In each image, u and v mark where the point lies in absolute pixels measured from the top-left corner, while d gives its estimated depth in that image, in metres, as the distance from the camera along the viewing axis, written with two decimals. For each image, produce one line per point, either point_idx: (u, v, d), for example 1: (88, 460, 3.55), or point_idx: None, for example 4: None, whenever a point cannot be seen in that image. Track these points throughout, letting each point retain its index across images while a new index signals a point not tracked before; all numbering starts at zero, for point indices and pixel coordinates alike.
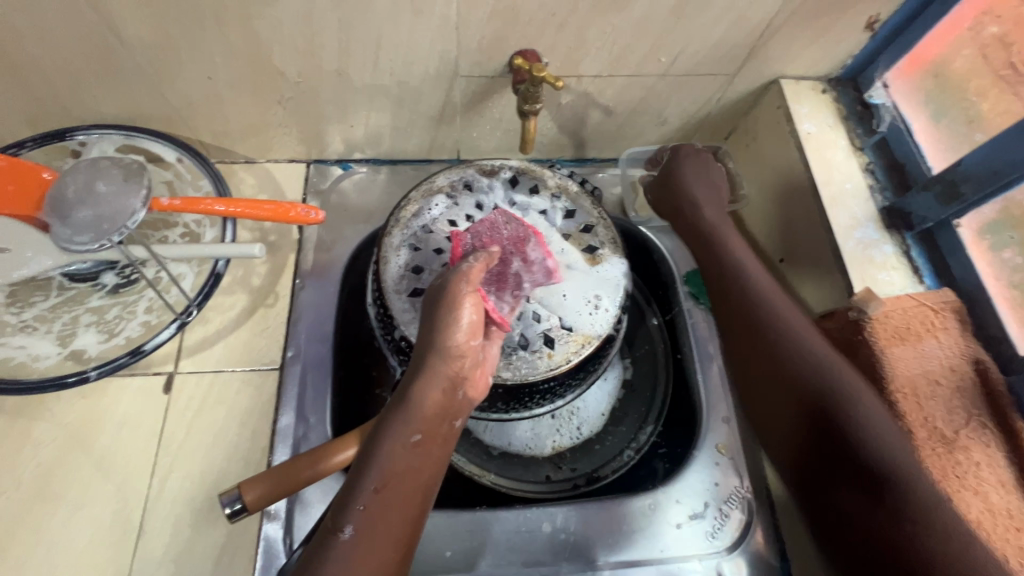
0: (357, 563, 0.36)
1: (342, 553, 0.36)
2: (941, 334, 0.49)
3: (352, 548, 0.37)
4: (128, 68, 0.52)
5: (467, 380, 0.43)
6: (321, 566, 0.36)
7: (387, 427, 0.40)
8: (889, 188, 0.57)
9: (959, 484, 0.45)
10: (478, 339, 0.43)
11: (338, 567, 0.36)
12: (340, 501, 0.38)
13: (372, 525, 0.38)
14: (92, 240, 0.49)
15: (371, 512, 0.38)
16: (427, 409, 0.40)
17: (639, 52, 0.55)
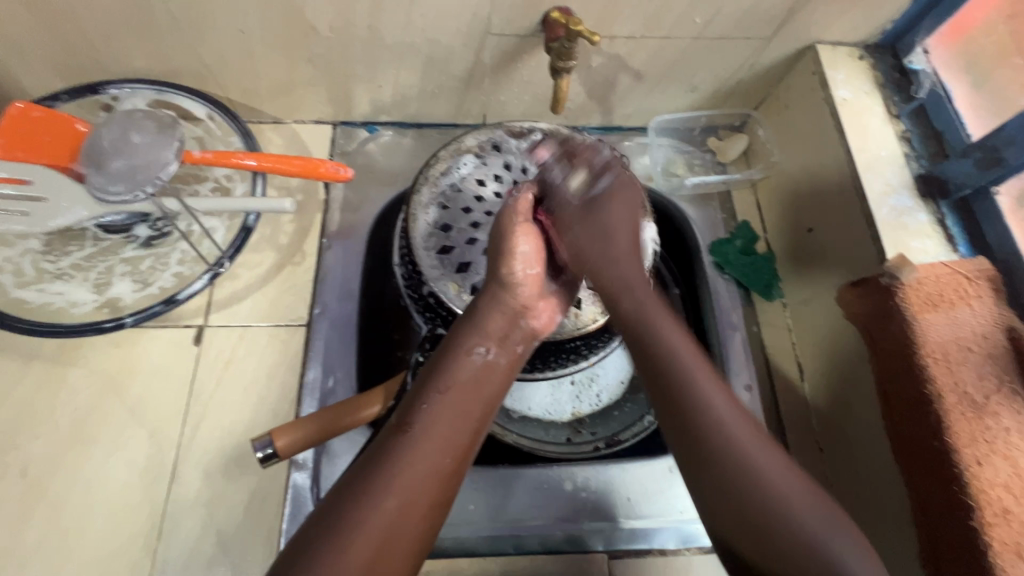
0: (415, 455, 0.38)
1: (406, 448, 0.39)
2: (973, 301, 0.48)
3: (423, 432, 0.40)
4: (163, 19, 0.52)
5: (534, 310, 0.47)
6: (387, 454, 0.38)
7: (454, 343, 0.44)
8: (925, 156, 0.55)
9: (987, 448, 0.43)
10: (536, 269, 0.47)
11: (401, 456, 0.38)
12: (409, 400, 0.42)
13: (437, 419, 0.40)
14: (126, 190, 0.50)
15: (434, 412, 0.41)
16: (489, 328, 0.45)
17: (674, 11, 0.54)
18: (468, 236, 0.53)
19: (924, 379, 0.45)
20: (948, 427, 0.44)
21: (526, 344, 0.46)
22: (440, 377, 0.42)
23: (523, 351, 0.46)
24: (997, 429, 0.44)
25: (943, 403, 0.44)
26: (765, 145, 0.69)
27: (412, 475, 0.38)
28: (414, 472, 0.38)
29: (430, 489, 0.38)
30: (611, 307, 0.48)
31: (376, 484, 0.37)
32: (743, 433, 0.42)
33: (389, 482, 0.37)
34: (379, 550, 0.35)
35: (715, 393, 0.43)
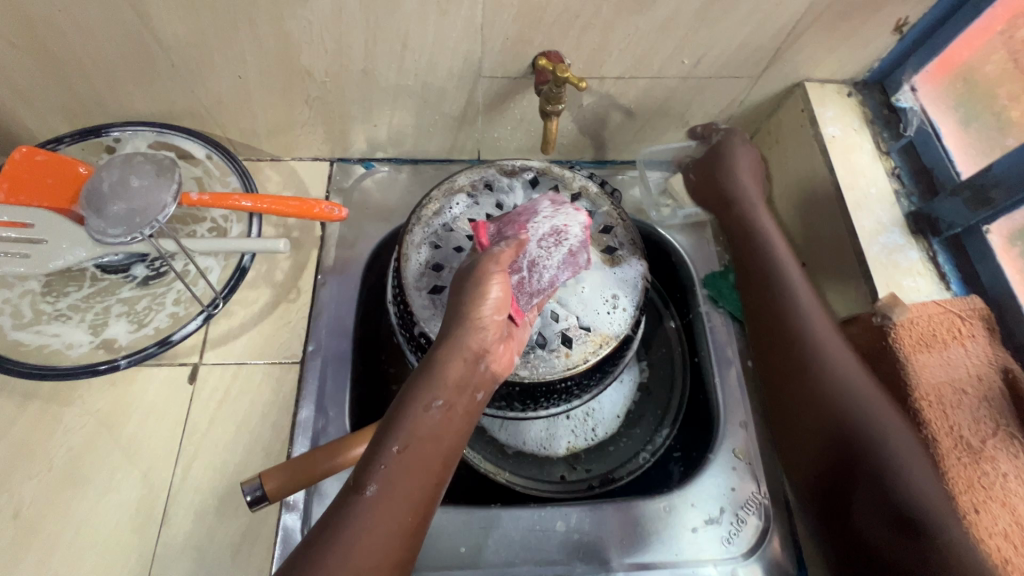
0: (374, 521, 0.37)
1: (363, 512, 0.37)
2: (967, 341, 0.47)
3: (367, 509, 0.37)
4: (164, 66, 0.54)
5: (495, 353, 0.43)
6: (343, 520, 0.37)
7: (411, 390, 0.40)
8: (915, 193, 0.56)
9: (985, 495, 0.43)
10: (504, 316, 0.43)
11: (356, 521, 0.37)
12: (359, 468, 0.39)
13: (394, 485, 0.38)
14: (125, 233, 0.51)
15: (391, 474, 0.38)
16: (450, 377, 0.40)
17: (662, 53, 0.55)
18: None
19: (918, 422, 0.45)
20: (945, 472, 0.44)
21: (487, 390, 0.42)
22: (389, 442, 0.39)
23: (483, 399, 0.42)
24: (994, 474, 0.43)
25: (938, 447, 0.44)
26: None
27: (370, 544, 0.36)
28: (370, 547, 0.36)
29: (389, 553, 0.37)
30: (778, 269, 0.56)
31: (332, 550, 0.36)
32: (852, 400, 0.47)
33: (345, 551, 0.36)
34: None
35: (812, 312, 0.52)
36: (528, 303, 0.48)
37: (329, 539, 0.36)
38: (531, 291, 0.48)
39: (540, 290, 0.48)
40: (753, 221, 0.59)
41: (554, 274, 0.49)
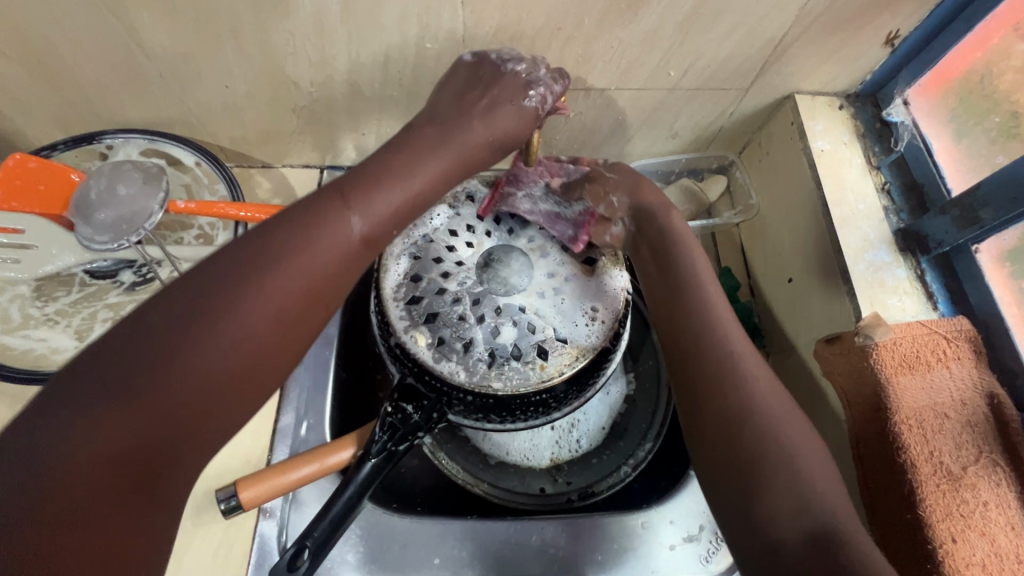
0: (331, 247, 0.38)
1: (334, 237, 0.38)
2: (951, 364, 0.46)
3: (319, 229, 0.38)
4: (152, 77, 0.55)
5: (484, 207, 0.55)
6: (313, 232, 0.38)
7: (415, 155, 0.44)
8: (905, 210, 0.55)
9: (964, 524, 0.42)
10: (498, 198, 0.55)
11: (324, 239, 0.38)
12: (316, 196, 0.40)
13: (368, 219, 0.40)
14: (111, 240, 0.52)
15: (373, 215, 0.41)
16: (452, 156, 0.46)
17: (647, 65, 0.54)
18: (437, 286, 0.51)
19: (898, 447, 0.44)
20: (922, 499, 0.42)
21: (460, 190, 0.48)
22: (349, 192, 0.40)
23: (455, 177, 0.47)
24: (974, 503, 0.42)
25: (918, 473, 0.43)
26: (742, 188, 0.68)
27: (313, 261, 0.37)
28: (312, 264, 0.37)
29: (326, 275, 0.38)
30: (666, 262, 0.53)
31: (283, 253, 0.36)
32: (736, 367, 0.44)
33: (293, 255, 0.36)
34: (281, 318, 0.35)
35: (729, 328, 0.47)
36: (501, 198, 0.55)
37: (280, 243, 0.37)
38: (509, 195, 0.55)
39: (513, 201, 0.55)
40: (663, 220, 0.55)
41: (532, 202, 0.55)
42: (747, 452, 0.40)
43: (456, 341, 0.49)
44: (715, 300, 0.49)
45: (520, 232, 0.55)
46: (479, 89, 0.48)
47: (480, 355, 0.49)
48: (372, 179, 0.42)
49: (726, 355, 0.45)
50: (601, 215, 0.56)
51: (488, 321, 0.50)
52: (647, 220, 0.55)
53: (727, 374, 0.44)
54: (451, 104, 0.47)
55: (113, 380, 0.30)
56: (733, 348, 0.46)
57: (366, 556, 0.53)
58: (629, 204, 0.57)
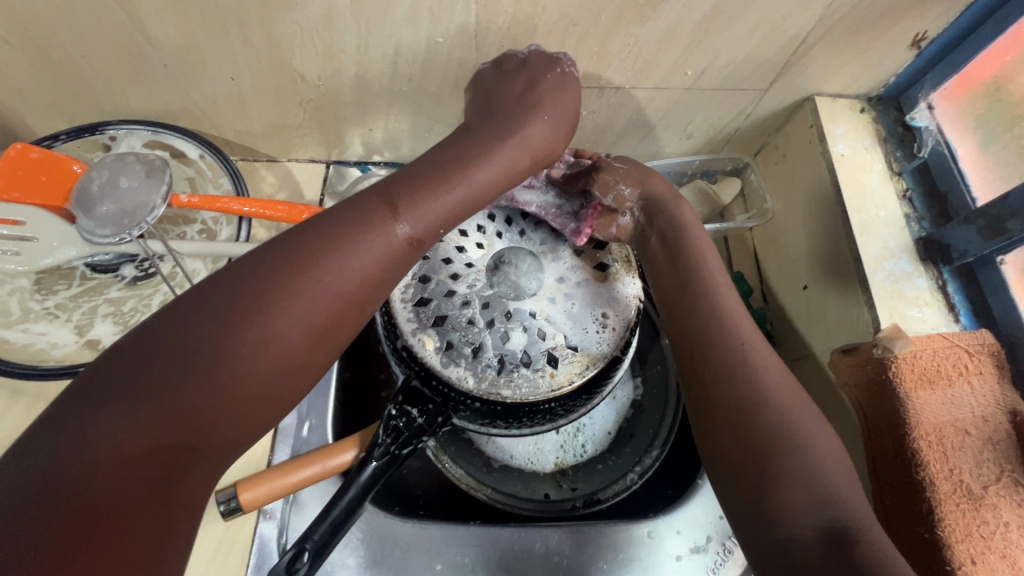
0: (369, 249, 0.37)
1: (378, 240, 0.37)
2: (973, 379, 0.45)
3: (362, 233, 0.37)
4: (156, 67, 0.53)
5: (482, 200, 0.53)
6: (352, 233, 0.37)
7: (473, 156, 0.43)
8: (927, 218, 0.53)
9: (984, 545, 0.41)
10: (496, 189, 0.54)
11: (364, 241, 0.37)
12: (361, 197, 0.39)
13: (416, 225, 0.39)
14: (113, 233, 0.51)
15: (421, 221, 0.39)
16: (512, 154, 0.45)
17: (664, 64, 0.53)
18: (446, 288, 0.50)
19: (917, 464, 0.43)
20: (941, 519, 0.41)
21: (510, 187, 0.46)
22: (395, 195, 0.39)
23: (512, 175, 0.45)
24: (994, 523, 0.41)
25: (937, 492, 0.42)
26: (757, 192, 0.66)
27: (349, 267, 0.36)
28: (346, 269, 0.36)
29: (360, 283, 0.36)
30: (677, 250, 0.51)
31: (317, 253, 0.35)
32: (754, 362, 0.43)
33: (328, 256, 0.35)
34: (313, 326, 0.35)
35: (732, 309, 0.46)
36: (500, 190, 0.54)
37: (317, 242, 0.36)
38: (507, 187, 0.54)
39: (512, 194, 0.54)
40: (673, 211, 0.54)
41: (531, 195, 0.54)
42: (765, 448, 0.39)
43: (465, 345, 0.48)
44: (728, 294, 0.47)
45: (530, 234, 0.54)
46: (520, 75, 0.48)
47: (488, 360, 0.48)
48: (422, 180, 0.40)
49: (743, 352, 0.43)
50: (607, 207, 0.55)
51: (498, 326, 0.49)
52: (657, 211, 0.55)
53: (735, 359, 0.43)
54: (503, 90, 0.48)
55: (142, 368, 0.30)
56: (750, 345, 0.44)
57: (365, 561, 0.52)
58: (638, 193, 0.56)
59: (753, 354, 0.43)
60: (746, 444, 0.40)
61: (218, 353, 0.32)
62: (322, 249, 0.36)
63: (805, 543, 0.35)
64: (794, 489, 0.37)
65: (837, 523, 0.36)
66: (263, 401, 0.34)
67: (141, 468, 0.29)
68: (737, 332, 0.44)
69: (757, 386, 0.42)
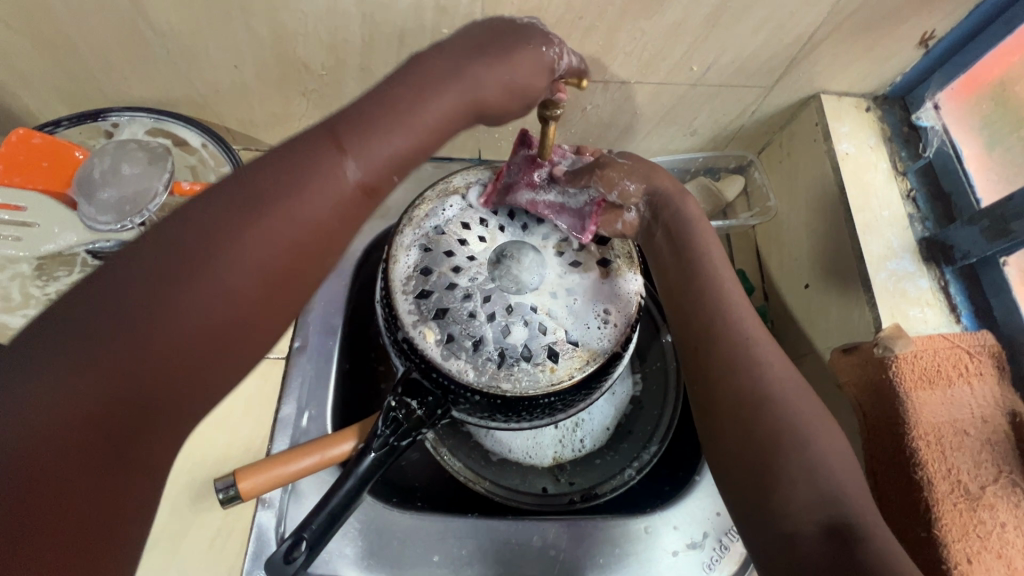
0: (320, 190, 0.34)
1: (329, 180, 0.34)
2: (973, 380, 0.45)
3: (310, 174, 0.34)
4: (160, 54, 0.53)
5: (485, 197, 0.53)
6: (304, 173, 0.34)
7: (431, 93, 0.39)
8: (931, 218, 0.53)
9: (980, 545, 0.41)
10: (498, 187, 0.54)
11: (314, 181, 0.34)
12: (307, 138, 0.36)
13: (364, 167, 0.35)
14: (115, 221, 0.51)
15: (371, 162, 0.36)
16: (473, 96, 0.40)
17: (670, 59, 0.53)
18: (448, 281, 0.50)
19: (915, 463, 0.43)
20: (938, 518, 0.41)
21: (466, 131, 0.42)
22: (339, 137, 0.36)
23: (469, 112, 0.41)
24: (990, 523, 0.41)
25: (935, 491, 0.42)
26: (760, 190, 0.66)
27: (303, 208, 0.33)
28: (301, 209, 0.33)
29: (317, 222, 0.34)
30: (686, 246, 0.51)
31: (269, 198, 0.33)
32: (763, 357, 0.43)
33: (283, 199, 0.33)
34: (263, 274, 0.32)
35: (735, 300, 0.47)
36: (503, 187, 0.54)
37: (269, 185, 0.33)
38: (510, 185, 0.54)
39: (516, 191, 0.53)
40: (679, 204, 0.53)
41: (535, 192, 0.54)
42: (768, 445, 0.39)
43: (466, 338, 0.48)
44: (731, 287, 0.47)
45: (533, 227, 0.54)
46: (493, 27, 0.43)
47: (489, 354, 0.48)
48: (371, 119, 0.37)
49: (748, 348, 0.43)
50: (611, 203, 0.55)
51: (499, 319, 0.49)
52: (663, 206, 0.54)
53: (741, 357, 0.43)
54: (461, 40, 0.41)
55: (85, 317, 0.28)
56: (753, 340, 0.44)
57: (360, 552, 0.52)
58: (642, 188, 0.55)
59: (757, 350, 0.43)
60: (747, 436, 0.40)
61: (154, 317, 0.29)
62: (264, 197, 0.33)
63: (805, 542, 0.36)
64: (797, 482, 0.37)
65: (837, 520, 0.36)
66: (213, 354, 0.31)
67: (88, 428, 0.27)
68: (738, 324, 0.45)
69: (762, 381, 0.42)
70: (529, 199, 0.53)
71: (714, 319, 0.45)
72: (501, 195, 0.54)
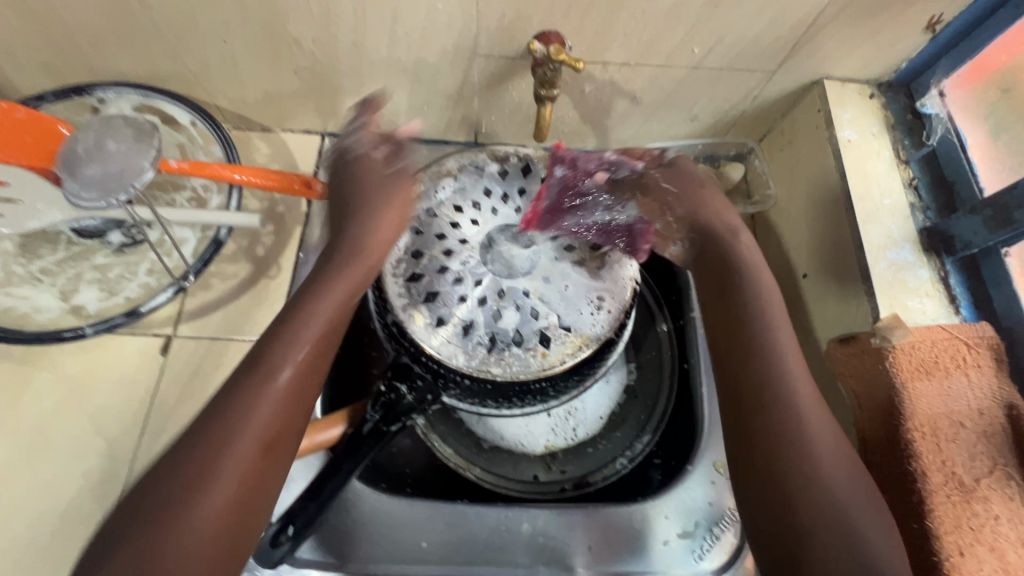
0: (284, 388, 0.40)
1: (268, 400, 0.39)
2: (971, 371, 0.44)
3: (254, 399, 0.39)
4: (146, 27, 0.52)
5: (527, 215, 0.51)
6: (240, 405, 0.38)
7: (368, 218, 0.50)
8: (932, 207, 0.52)
9: (973, 537, 0.40)
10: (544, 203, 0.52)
11: (261, 404, 0.39)
12: (237, 381, 0.40)
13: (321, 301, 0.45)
14: (98, 198, 0.49)
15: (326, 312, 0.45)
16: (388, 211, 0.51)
17: (670, 40, 0.51)
18: (438, 264, 0.49)
19: (909, 454, 0.42)
20: (932, 510, 0.41)
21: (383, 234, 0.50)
22: (337, 236, 0.51)
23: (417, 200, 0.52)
24: (984, 515, 0.41)
25: (928, 483, 0.41)
26: (761, 178, 0.64)
27: (272, 397, 0.39)
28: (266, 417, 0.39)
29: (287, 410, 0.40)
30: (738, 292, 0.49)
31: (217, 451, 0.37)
32: (814, 425, 0.41)
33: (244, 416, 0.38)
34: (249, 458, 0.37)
35: (785, 342, 0.45)
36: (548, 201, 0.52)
37: (234, 414, 0.38)
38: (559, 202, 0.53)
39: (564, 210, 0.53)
40: (729, 249, 0.53)
41: (582, 213, 0.54)
42: (812, 517, 0.38)
43: (456, 323, 0.47)
44: (783, 339, 0.45)
45: (527, 211, 0.52)
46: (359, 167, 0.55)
47: (479, 338, 0.47)
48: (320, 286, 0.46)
49: (794, 409, 0.42)
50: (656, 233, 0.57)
51: (489, 303, 0.48)
52: (712, 245, 0.54)
53: (790, 423, 0.41)
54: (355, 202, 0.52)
55: None
56: (802, 404, 0.42)
57: (348, 535, 0.52)
58: (685, 224, 0.56)
59: (806, 416, 0.41)
60: (785, 494, 0.39)
61: (158, 541, 0.33)
62: (220, 431, 0.37)
63: None
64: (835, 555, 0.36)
65: None
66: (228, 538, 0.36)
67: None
68: (791, 383, 0.43)
69: (806, 451, 0.40)
70: (577, 220, 0.53)
71: (766, 379, 0.43)
72: (545, 213, 0.52)
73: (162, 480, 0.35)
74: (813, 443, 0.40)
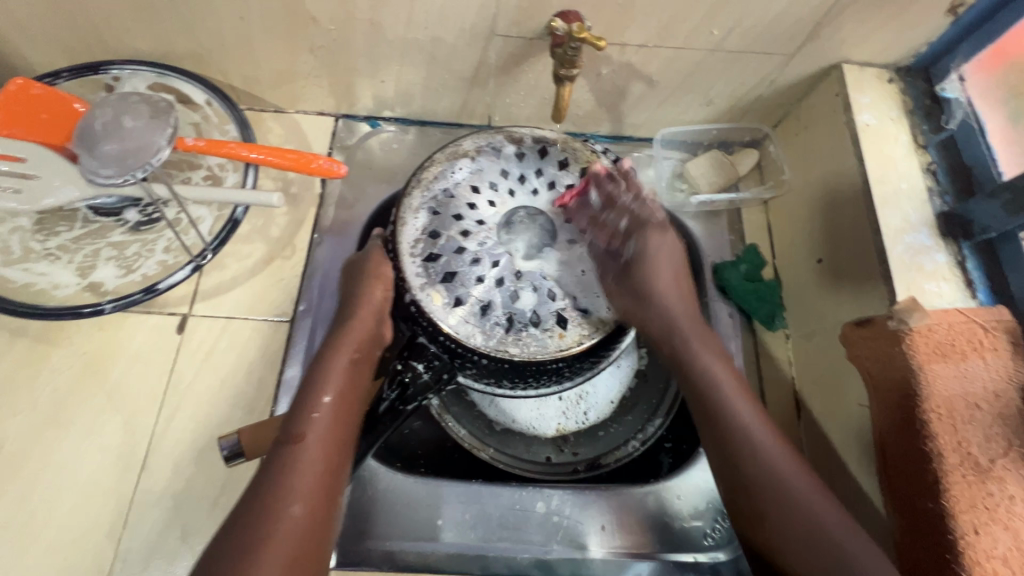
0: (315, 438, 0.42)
1: (301, 462, 0.41)
2: (988, 354, 0.44)
3: (288, 466, 0.41)
4: (162, 2, 0.51)
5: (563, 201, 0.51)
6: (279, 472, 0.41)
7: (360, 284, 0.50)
8: (950, 192, 0.52)
9: (987, 517, 0.41)
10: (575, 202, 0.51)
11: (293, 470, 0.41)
12: (267, 462, 0.42)
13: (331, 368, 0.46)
14: (116, 174, 0.49)
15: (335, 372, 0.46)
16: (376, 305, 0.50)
17: (690, 20, 0.51)
18: (456, 245, 0.49)
19: (925, 436, 0.43)
20: (946, 489, 0.42)
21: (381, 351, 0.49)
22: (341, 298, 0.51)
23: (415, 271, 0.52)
24: (999, 495, 0.41)
25: (943, 463, 0.42)
26: (775, 163, 0.66)
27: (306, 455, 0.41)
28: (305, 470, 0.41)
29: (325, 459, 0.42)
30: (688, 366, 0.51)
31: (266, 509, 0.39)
32: (791, 481, 0.44)
33: (285, 478, 0.40)
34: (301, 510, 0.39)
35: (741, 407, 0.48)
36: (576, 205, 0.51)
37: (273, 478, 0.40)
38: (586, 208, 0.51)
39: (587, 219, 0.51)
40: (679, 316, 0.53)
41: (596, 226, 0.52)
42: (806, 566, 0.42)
43: (474, 304, 0.48)
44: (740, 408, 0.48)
45: (545, 193, 0.52)
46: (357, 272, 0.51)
47: (497, 319, 0.48)
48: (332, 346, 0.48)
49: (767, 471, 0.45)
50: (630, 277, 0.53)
51: (507, 285, 0.48)
52: (672, 315, 0.53)
53: (768, 484, 0.44)
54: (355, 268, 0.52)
55: None
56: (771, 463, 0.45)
57: (364, 512, 0.52)
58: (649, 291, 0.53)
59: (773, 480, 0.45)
60: (782, 545, 0.43)
61: None
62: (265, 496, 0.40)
63: None
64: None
65: None
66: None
67: None
68: (755, 453, 0.46)
69: (783, 508, 0.44)
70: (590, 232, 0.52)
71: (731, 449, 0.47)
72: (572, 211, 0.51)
73: (226, 543, 0.38)
74: (793, 497, 0.44)
